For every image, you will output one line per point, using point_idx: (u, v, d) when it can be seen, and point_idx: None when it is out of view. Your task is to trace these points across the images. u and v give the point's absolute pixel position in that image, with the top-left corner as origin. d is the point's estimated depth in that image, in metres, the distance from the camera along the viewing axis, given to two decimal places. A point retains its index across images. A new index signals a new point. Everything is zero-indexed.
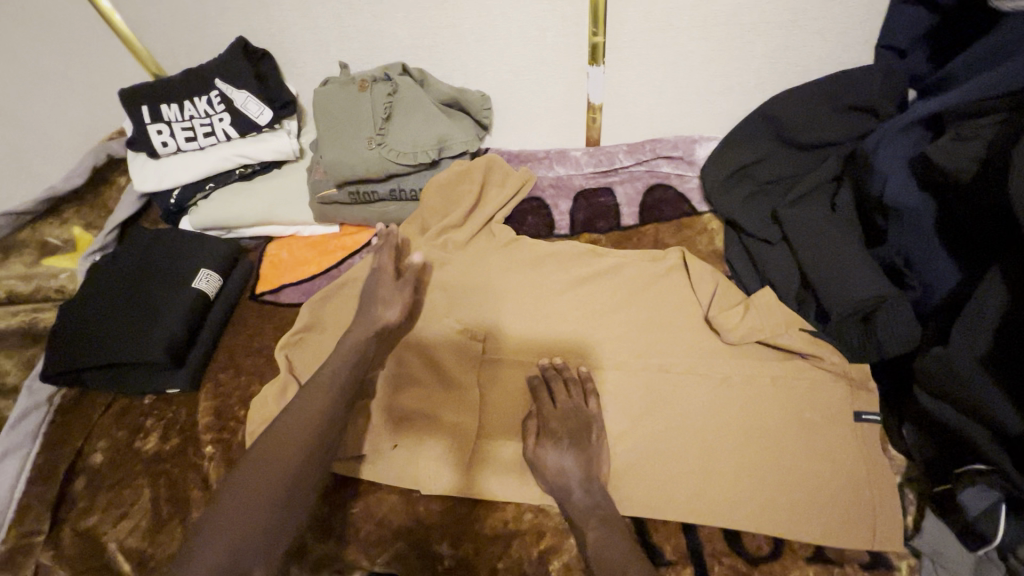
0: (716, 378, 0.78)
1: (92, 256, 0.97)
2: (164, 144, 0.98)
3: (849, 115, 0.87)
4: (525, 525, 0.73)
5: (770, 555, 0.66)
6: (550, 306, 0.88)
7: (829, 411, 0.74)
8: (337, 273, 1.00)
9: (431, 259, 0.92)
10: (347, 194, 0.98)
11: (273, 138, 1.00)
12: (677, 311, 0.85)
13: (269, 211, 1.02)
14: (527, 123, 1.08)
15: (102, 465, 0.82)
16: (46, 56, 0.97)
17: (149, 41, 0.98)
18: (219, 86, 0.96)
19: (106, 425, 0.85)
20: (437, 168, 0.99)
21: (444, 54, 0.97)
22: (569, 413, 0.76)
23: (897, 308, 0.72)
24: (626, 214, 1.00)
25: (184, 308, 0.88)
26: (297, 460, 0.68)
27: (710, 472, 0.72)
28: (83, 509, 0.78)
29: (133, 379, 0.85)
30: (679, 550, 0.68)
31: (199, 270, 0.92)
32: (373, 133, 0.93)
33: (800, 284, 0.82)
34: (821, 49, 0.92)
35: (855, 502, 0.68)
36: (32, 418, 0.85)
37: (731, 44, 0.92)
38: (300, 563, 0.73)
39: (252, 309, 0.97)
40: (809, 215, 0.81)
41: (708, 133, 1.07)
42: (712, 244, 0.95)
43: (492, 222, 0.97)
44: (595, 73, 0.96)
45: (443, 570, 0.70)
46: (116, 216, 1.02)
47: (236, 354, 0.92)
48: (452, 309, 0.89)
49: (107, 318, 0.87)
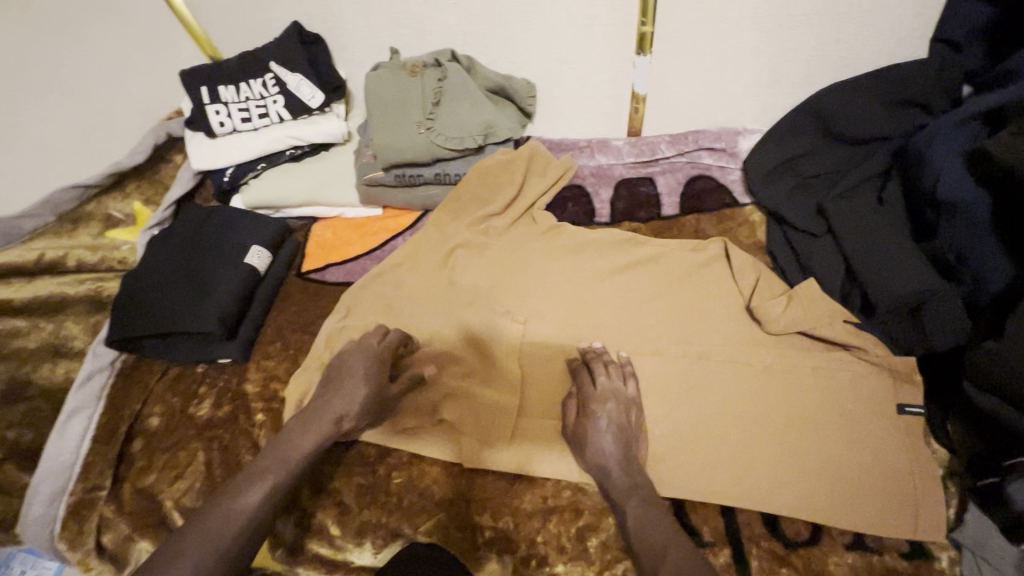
0: (757, 368, 0.79)
1: (151, 230, 1.02)
2: (221, 124, 1.02)
3: (900, 110, 0.86)
4: (563, 501, 0.75)
5: (808, 540, 0.67)
6: (589, 292, 0.90)
7: (872, 402, 0.74)
8: (380, 255, 1.03)
9: (472, 243, 0.95)
10: (393, 177, 1.00)
11: (324, 121, 1.04)
12: (718, 299, 0.85)
13: (318, 193, 1.05)
14: (570, 112, 1.09)
15: (159, 428, 0.85)
16: (111, 37, 1.01)
17: (206, 24, 1.02)
18: (275, 69, 0.99)
19: (162, 390, 0.89)
20: (481, 154, 1.01)
21: (493, 42, 1.00)
22: (603, 388, 0.77)
23: (946, 304, 0.72)
24: (666, 204, 1.01)
25: (238, 279, 0.91)
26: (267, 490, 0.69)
27: (750, 457, 0.73)
28: (141, 468, 0.82)
29: (187, 348, 0.88)
30: (717, 532, 0.69)
31: (251, 246, 0.95)
32: (422, 118, 0.95)
33: (845, 276, 0.82)
34: (873, 42, 0.91)
35: (899, 493, 0.68)
36: (96, 380, 0.89)
37: (781, 36, 0.92)
38: (347, 527, 0.77)
39: (299, 286, 1.00)
40: (855, 209, 0.82)
41: (751, 125, 1.07)
42: (753, 236, 0.95)
43: (534, 208, 0.99)
44: (641, 63, 0.97)
45: (483, 541, 0.74)
46: (172, 193, 1.07)
47: (283, 328, 0.95)
48: (494, 293, 0.91)
49: (170, 288, 0.90)
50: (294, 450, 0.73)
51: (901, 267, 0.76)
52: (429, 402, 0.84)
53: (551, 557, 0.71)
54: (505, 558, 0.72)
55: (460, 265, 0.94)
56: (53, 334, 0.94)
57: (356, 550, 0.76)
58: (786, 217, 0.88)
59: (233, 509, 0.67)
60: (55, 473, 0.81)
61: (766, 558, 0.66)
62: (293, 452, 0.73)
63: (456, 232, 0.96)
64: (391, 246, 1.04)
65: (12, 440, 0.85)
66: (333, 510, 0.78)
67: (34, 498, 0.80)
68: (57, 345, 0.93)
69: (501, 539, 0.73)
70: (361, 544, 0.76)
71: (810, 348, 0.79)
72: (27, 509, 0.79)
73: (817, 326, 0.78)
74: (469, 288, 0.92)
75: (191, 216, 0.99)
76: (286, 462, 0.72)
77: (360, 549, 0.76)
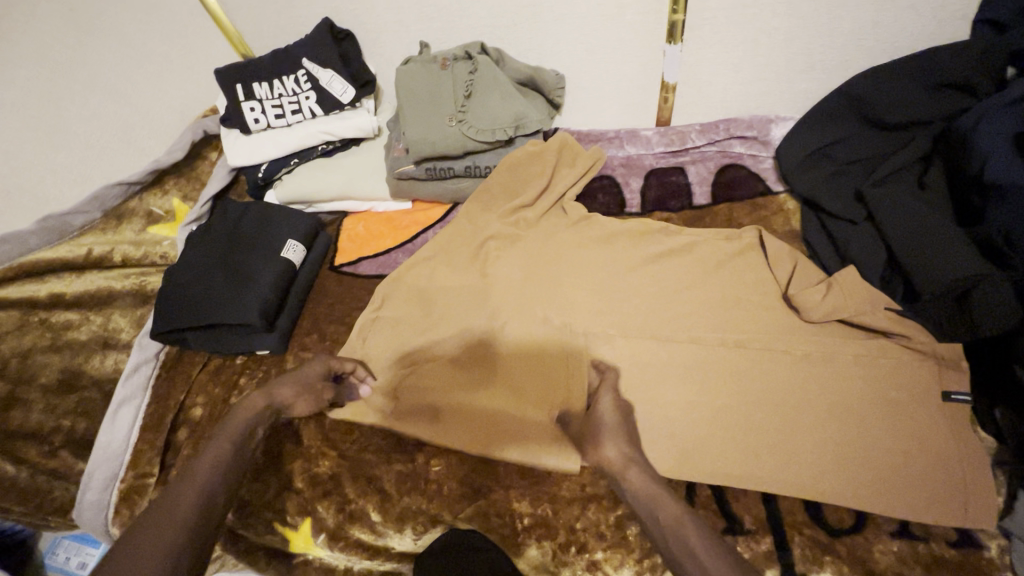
0: (794, 357, 0.78)
1: (189, 225, 1.04)
2: (256, 120, 1.03)
3: (941, 93, 0.84)
4: (601, 490, 0.75)
5: (852, 528, 0.67)
6: (622, 282, 0.90)
7: (916, 391, 0.73)
8: (412, 247, 1.04)
9: (504, 235, 0.96)
10: (424, 170, 1.01)
11: (354, 116, 1.05)
12: (754, 288, 0.85)
13: (350, 187, 1.07)
14: (598, 103, 1.09)
15: (204, 417, 0.88)
16: (149, 37, 1.04)
17: (238, 22, 1.04)
18: (306, 65, 1.01)
19: (206, 380, 0.91)
20: (511, 146, 1.01)
21: (522, 34, 1.00)
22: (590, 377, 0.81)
23: (996, 287, 0.69)
24: (698, 193, 1.01)
25: (277, 273, 0.93)
26: (220, 468, 0.72)
27: (792, 443, 0.73)
28: (187, 456, 0.84)
29: (228, 340, 0.90)
30: (759, 520, 0.69)
31: (287, 241, 0.98)
32: (453, 111, 0.96)
33: (885, 263, 0.81)
34: (912, 24, 0.89)
35: (944, 481, 0.67)
36: (143, 371, 0.91)
37: (816, 20, 0.90)
38: (386, 514, 0.78)
39: (334, 278, 1.02)
40: (895, 194, 0.81)
41: (783, 112, 1.06)
42: (788, 225, 0.94)
43: (564, 199, 0.99)
44: (672, 51, 0.96)
45: (522, 528, 0.74)
46: (208, 189, 1.09)
47: (320, 320, 0.97)
48: (527, 284, 0.92)
49: (210, 281, 0.92)
50: (234, 427, 0.77)
51: (945, 252, 0.74)
52: (466, 391, 0.84)
53: (590, 544, 0.72)
54: (544, 545, 0.73)
55: (493, 257, 0.95)
56: (101, 327, 0.97)
57: (397, 536, 0.78)
58: (824, 206, 0.87)
59: (185, 484, 0.69)
60: (109, 460, 0.84)
61: (810, 546, 0.66)
62: (244, 429, 0.78)
63: (488, 223, 0.97)
64: (423, 238, 1.05)
65: (67, 428, 0.88)
66: (373, 497, 0.79)
67: (90, 484, 0.82)
68: (105, 337, 0.96)
69: (540, 526, 0.74)
70: (401, 530, 0.78)
71: (848, 336, 0.78)
72: (83, 494, 0.82)
73: (855, 312, 0.78)
74: (500, 280, 0.93)
75: (228, 211, 1.02)
76: (226, 439, 0.76)
77: (400, 536, 0.78)
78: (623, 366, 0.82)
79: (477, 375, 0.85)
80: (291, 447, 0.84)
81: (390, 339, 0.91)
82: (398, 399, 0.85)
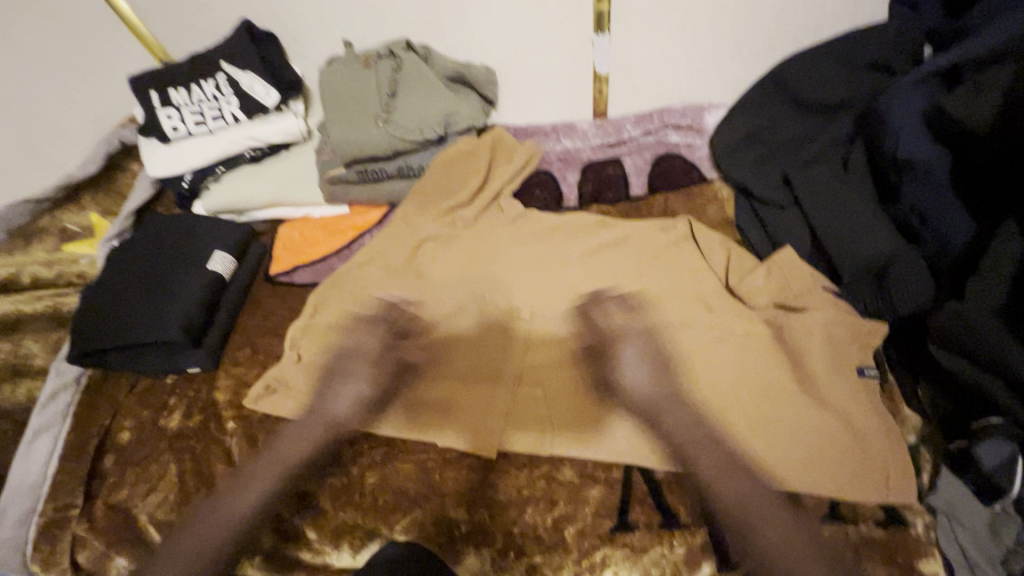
0: (733, 342, 0.78)
1: (110, 241, 0.99)
2: (174, 128, 0.99)
3: (861, 77, 0.86)
4: (538, 492, 0.73)
5: (785, 515, 0.66)
6: (559, 278, 0.89)
7: (836, 366, 0.73)
8: (349, 252, 1.01)
9: (439, 235, 0.94)
10: (355, 172, 0.98)
11: (280, 119, 1.01)
12: (688, 278, 0.85)
13: (279, 193, 1.03)
14: (533, 97, 1.07)
15: (130, 442, 0.84)
16: (54, 46, 0.99)
17: (155, 27, 1.00)
18: (224, 69, 0.97)
19: (131, 403, 0.87)
20: (443, 144, 0.98)
21: (448, 29, 0.98)
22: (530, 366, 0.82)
23: (911, 266, 0.72)
24: (635, 184, 1.00)
25: (202, 285, 0.89)
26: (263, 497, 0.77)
27: (724, 428, 0.72)
28: (113, 483, 0.80)
29: (152, 361, 0.86)
30: (696, 512, 0.68)
31: (214, 252, 0.93)
32: (379, 110, 0.93)
33: (813, 246, 0.82)
34: (832, 7, 0.90)
35: (869, 456, 0.68)
36: (61, 398, 0.87)
37: (738, 6, 0.90)
38: (320, 530, 0.75)
39: (266, 290, 0.98)
40: (820, 177, 0.82)
41: (716, 99, 1.05)
42: (722, 212, 0.94)
43: (501, 197, 0.98)
44: (600, 41, 0.95)
45: (460, 536, 0.71)
46: (131, 202, 1.05)
47: (252, 333, 0.93)
48: (465, 285, 0.90)
49: (132, 297, 0.88)
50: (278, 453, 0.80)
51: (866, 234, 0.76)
52: (406, 399, 0.81)
53: (528, 548, 0.69)
54: (483, 551, 0.70)
55: (430, 260, 0.94)
56: (12, 354, 0.93)
57: (334, 554, 0.75)
58: (753, 190, 0.88)
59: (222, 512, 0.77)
60: (25, 494, 0.80)
61: (744, 535, 0.66)
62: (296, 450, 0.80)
63: (423, 226, 0.96)
64: (360, 242, 1.01)
65: None
66: (308, 512, 0.76)
67: (3, 521, 0.78)
68: (17, 364, 0.92)
69: (477, 533, 0.71)
70: (338, 547, 0.74)
71: (875, 351, 0.76)
72: None
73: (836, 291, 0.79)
74: (436, 281, 0.91)
75: (151, 225, 0.97)
76: (276, 465, 0.80)
77: (338, 553, 0.74)
78: (559, 362, 0.82)
79: (413, 382, 0.82)
80: (222, 467, 0.80)
81: (326, 349, 0.88)
82: (334, 409, 0.82)
